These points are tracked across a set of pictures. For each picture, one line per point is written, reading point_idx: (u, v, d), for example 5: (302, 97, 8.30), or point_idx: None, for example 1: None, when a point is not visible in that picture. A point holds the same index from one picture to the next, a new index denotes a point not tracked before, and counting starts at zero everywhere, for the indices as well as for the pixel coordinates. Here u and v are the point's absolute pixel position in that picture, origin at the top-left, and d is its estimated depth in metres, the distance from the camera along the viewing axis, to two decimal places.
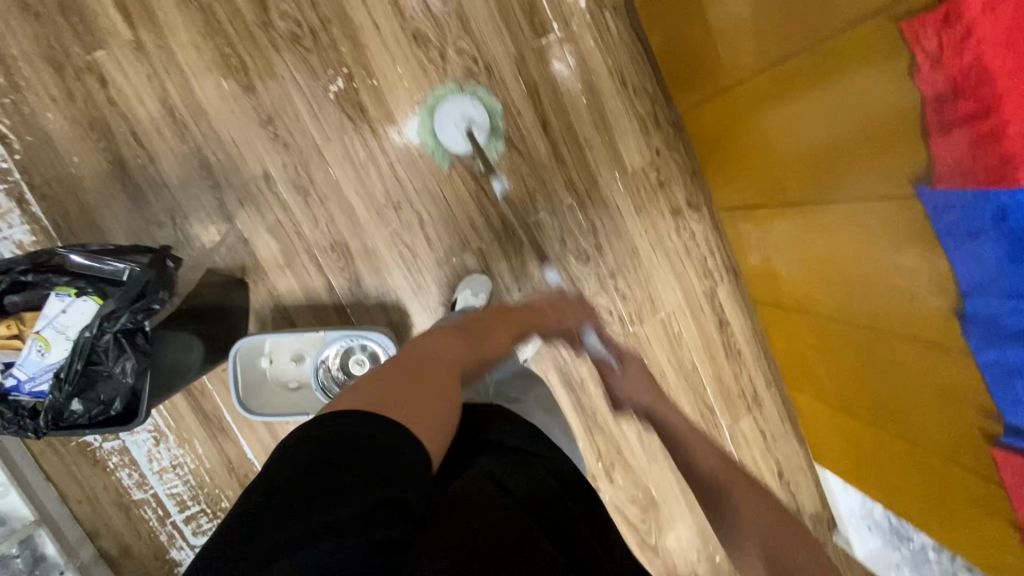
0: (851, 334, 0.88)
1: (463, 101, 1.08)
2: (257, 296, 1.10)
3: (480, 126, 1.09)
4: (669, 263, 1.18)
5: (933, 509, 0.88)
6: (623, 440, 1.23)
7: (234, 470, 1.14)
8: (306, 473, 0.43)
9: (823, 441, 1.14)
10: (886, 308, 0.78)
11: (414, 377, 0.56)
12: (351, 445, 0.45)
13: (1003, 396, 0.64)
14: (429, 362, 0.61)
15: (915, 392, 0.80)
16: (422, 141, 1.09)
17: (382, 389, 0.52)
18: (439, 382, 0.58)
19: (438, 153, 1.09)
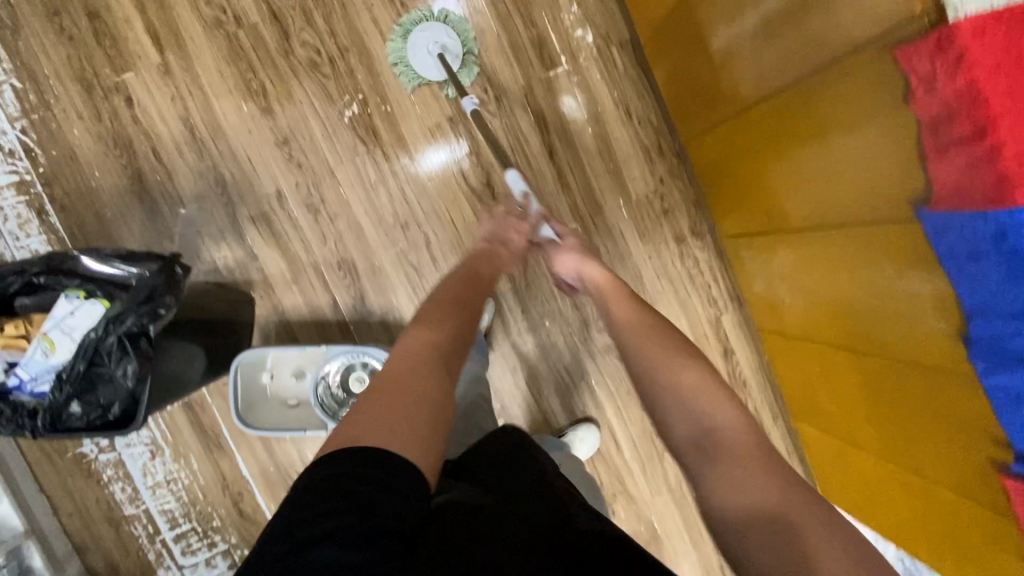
0: (854, 359, 0.87)
1: (437, 27, 1.07)
2: (262, 311, 1.11)
3: (455, 54, 1.08)
4: (673, 289, 1.19)
5: (950, 549, 0.84)
6: (626, 470, 1.20)
7: (228, 487, 1.13)
8: (303, 520, 0.44)
9: (829, 474, 1.11)
10: (890, 332, 0.77)
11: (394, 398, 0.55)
12: (343, 487, 0.45)
13: (1013, 424, 0.62)
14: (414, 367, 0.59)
15: (921, 420, 0.78)
16: (396, 63, 1.08)
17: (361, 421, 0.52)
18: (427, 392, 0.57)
19: (410, 77, 1.09)
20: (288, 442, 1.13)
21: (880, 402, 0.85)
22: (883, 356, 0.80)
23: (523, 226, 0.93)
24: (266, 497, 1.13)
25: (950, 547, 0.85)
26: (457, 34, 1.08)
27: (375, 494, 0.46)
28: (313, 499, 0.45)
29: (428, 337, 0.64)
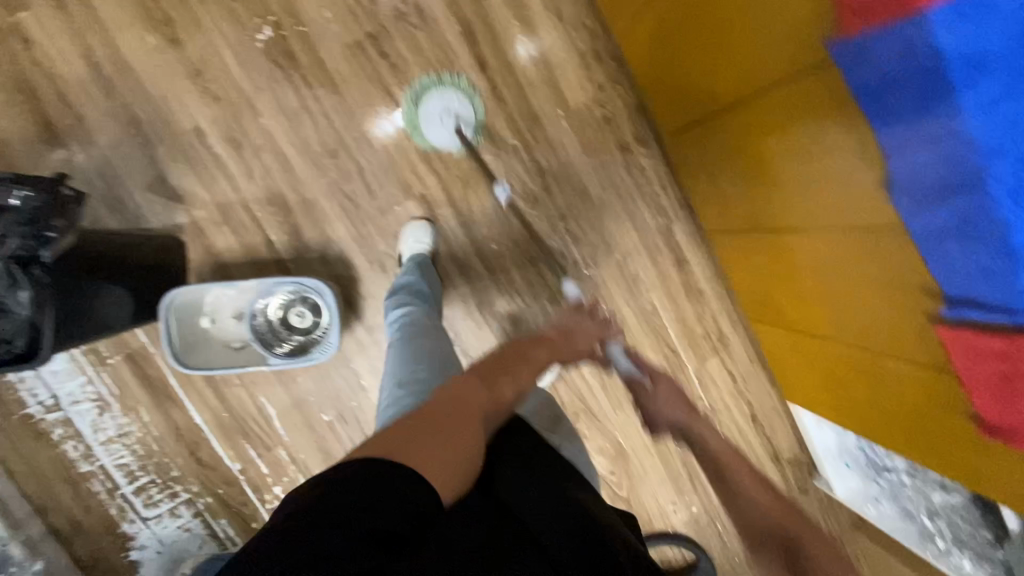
0: (797, 240, 0.84)
1: (450, 94, 1.07)
2: (195, 254, 1.07)
3: (467, 122, 1.08)
4: (621, 202, 1.15)
5: (902, 419, 0.84)
6: (586, 389, 1.20)
7: (182, 437, 1.12)
8: (323, 506, 0.49)
9: (791, 376, 1.10)
10: (825, 200, 0.74)
11: (435, 432, 0.59)
12: (366, 490, 0.50)
13: (937, 264, 0.60)
14: (455, 413, 0.63)
15: (861, 292, 0.76)
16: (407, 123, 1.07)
17: (399, 437, 0.57)
18: (459, 433, 0.61)
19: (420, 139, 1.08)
20: (238, 387, 1.11)
21: (824, 281, 0.83)
22: (822, 229, 0.78)
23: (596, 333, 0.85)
24: (223, 444, 1.13)
25: (900, 418, 0.84)
26: (469, 104, 1.08)
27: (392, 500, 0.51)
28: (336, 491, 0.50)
29: (480, 392, 0.68)
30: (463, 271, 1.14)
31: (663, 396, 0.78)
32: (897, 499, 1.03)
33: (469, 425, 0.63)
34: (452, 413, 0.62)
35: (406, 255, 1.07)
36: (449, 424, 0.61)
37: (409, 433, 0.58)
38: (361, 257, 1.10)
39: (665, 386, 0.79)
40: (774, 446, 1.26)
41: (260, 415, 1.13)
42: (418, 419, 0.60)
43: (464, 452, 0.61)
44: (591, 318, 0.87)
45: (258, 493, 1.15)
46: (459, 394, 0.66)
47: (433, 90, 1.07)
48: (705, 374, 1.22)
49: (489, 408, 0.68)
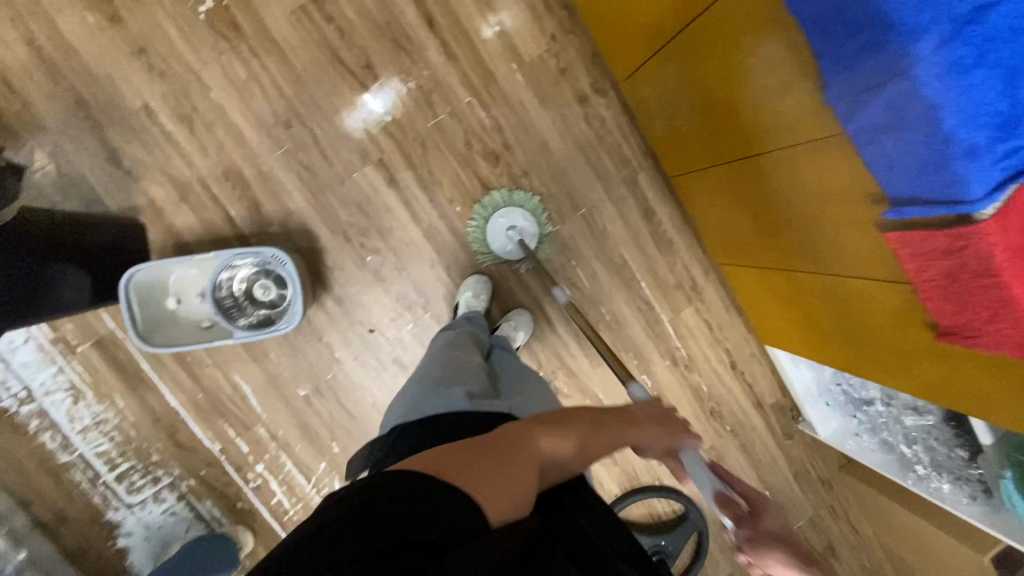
0: (754, 168, 0.83)
1: (512, 212, 1.12)
2: (157, 235, 1.06)
3: (530, 235, 1.12)
4: (583, 154, 1.14)
5: (865, 343, 0.83)
6: (563, 347, 1.19)
7: (159, 421, 1.11)
8: (352, 517, 0.42)
9: (766, 318, 1.09)
10: (773, 119, 0.73)
11: (486, 467, 0.49)
12: (401, 500, 0.44)
13: (877, 163, 0.59)
14: (506, 454, 0.51)
15: (815, 211, 0.75)
16: (473, 241, 1.12)
17: (440, 457, 0.50)
18: (505, 477, 0.49)
19: (487, 256, 1.13)
20: (211, 368, 1.11)
21: (782, 207, 0.81)
22: (774, 151, 0.76)
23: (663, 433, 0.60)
24: (201, 426, 1.12)
25: (863, 344, 0.83)
26: (530, 216, 1.12)
27: (432, 509, 0.44)
28: (366, 502, 0.43)
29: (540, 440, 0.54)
30: (428, 235, 1.12)
31: (764, 544, 0.51)
32: (878, 433, 1.03)
33: (528, 469, 0.52)
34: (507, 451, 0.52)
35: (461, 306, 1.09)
36: (503, 460, 0.51)
37: (450, 451, 0.51)
38: (324, 227, 1.09)
39: (768, 525, 0.53)
40: (756, 393, 1.24)
41: (235, 393, 1.12)
42: (464, 449, 0.51)
43: (517, 490, 0.50)
44: (671, 421, 0.62)
45: (241, 473, 1.14)
46: (521, 430, 0.55)
47: (500, 207, 1.12)
48: (682, 324, 1.21)
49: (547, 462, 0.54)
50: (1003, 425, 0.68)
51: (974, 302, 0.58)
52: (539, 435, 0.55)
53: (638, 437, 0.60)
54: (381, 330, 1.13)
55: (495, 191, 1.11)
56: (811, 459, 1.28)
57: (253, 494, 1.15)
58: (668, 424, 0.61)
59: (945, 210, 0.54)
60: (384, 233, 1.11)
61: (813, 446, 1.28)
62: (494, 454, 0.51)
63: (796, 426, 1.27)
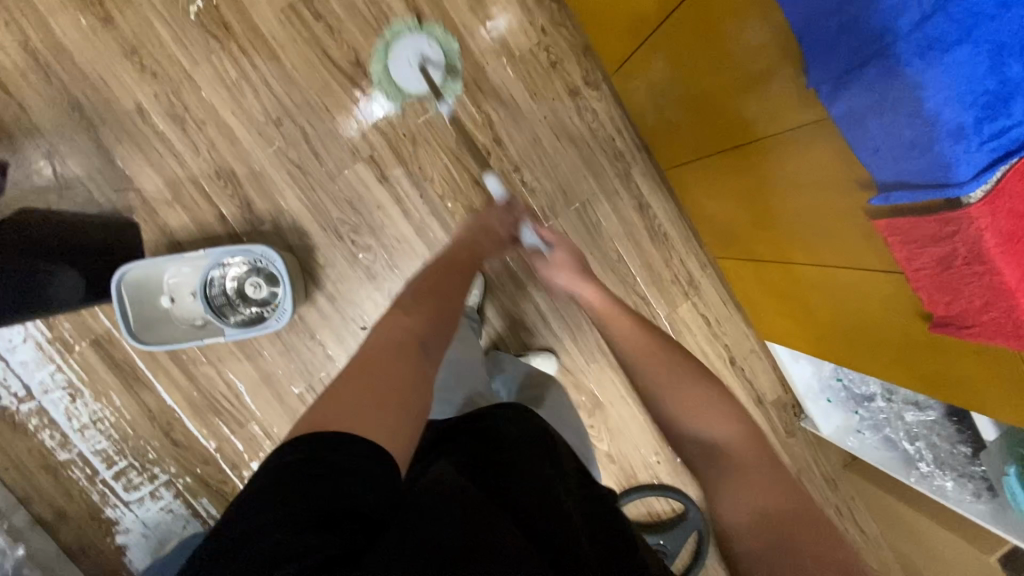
0: (738, 154, 0.82)
1: (417, 38, 1.06)
2: (150, 235, 1.07)
3: (436, 64, 1.07)
4: (575, 148, 1.13)
5: (859, 335, 0.80)
6: (558, 343, 1.18)
7: (155, 419, 1.11)
8: (279, 492, 0.42)
9: (763, 312, 1.06)
10: (754, 103, 0.72)
11: (367, 380, 0.56)
12: (330, 471, 0.45)
13: (861, 147, 0.57)
14: (382, 360, 0.60)
15: (802, 196, 0.73)
16: (377, 80, 1.07)
17: (342, 407, 0.52)
18: (386, 377, 0.57)
19: (393, 92, 1.08)
20: (206, 366, 1.11)
21: (767, 193, 0.80)
22: (757, 135, 0.75)
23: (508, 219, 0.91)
24: (197, 423, 1.12)
25: (857, 335, 0.81)
26: (441, 47, 1.07)
27: (361, 478, 0.45)
28: (294, 475, 0.44)
29: (403, 324, 0.67)
30: (420, 232, 1.11)
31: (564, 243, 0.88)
32: (881, 429, 0.99)
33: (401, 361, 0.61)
34: (379, 362, 0.59)
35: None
36: (379, 373, 0.58)
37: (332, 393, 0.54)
38: (315, 225, 1.09)
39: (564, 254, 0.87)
40: (757, 390, 1.22)
41: (229, 392, 1.12)
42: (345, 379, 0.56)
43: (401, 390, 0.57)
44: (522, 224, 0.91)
45: (236, 470, 1.14)
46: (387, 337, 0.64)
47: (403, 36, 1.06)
48: (679, 319, 1.19)
49: (419, 344, 0.65)
50: (1001, 418, 0.66)
51: (967, 292, 0.55)
52: (396, 319, 0.68)
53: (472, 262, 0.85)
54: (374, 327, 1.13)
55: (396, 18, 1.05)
56: (815, 457, 1.25)
57: None
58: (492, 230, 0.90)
59: (934, 194, 0.52)
60: (375, 230, 1.10)
61: (816, 443, 1.25)
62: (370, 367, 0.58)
63: (798, 424, 1.24)
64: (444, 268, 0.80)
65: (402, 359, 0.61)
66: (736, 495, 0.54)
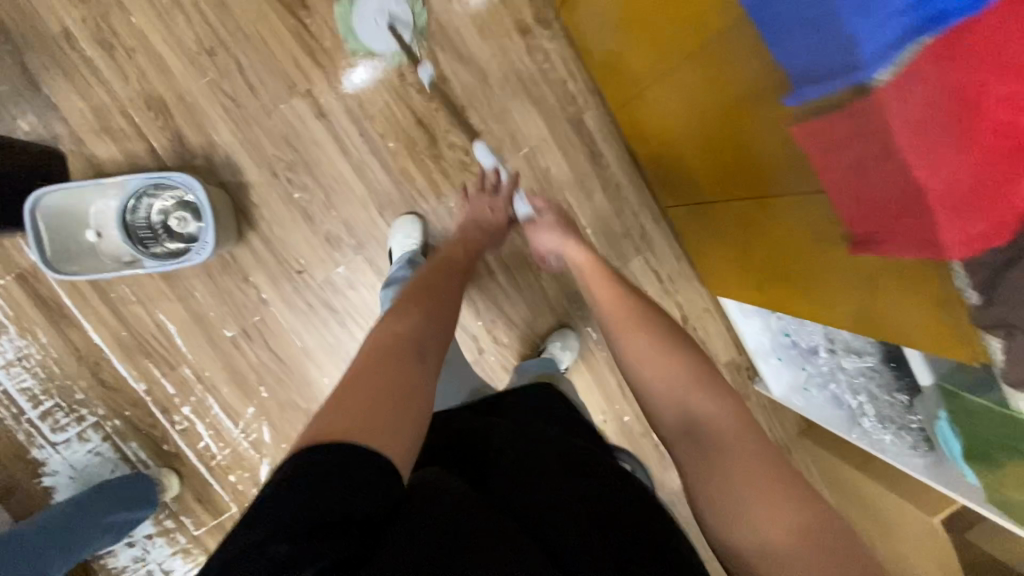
0: (693, 87, 0.74)
1: None
2: (77, 165, 1.03)
3: (404, 24, 1.02)
4: (525, 90, 1.08)
5: (792, 275, 0.76)
6: (501, 295, 1.15)
7: (82, 358, 1.08)
8: (282, 501, 0.40)
9: (712, 265, 1.02)
10: (680, 16, 0.69)
11: (368, 383, 0.52)
12: (342, 481, 0.42)
13: (774, 35, 0.54)
14: (376, 361, 0.55)
15: (751, 127, 0.66)
16: (341, 28, 1.02)
17: (348, 411, 0.48)
18: (385, 379, 0.53)
19: (356, 45, 1.03)
20: (135, 305, 1.08)
21: (716, 128, 0.74)
22: (713, 61, 0.67)
23: (495, 203, 0.95)
24: (126, 364, 1.09)
25: (789, 275, 0.77)
26: (409, 5, 1.02)
27: (370, 488, 0.43)
28: (309, 487, 0.41)
29: (393, 326, 0.61)
30: (359, 172, 1.07)
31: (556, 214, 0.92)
32: (827, 386, 0.95)
33: (402, 362, 0.56)
34: (377, 363, 0.55)
35: (397, 252, 1.03)
36: (377, 373, 0.53)
37: (339, 395, 0.50)
38: (249, 162, 1.05)
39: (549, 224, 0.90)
40: (709, 351, 1.17)
41: (159, 333, 1.09)
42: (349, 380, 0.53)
43: (406, 388, 0.53)
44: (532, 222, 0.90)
45: (167, 414, 1.11)
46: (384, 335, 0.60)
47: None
48: (630, 275, 1.14)
49: (419, 342, 0.60)
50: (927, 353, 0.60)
51: (886, 202, 0.51)
52: (386, 325, 0.62)
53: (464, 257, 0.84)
54: (311, 271, 1.09)
55: None
56: (768, 422, 1.21)
57: (179, 437, 1.12)
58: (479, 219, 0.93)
59: (842, 80, 0.49)
60: (312, 168, 1.06)
61: (770, 408, 1.20)
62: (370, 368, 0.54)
63: (752, 387, 1.19)
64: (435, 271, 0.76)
65: (402, 362, 0.56)
66: (742, 481, 0.51)
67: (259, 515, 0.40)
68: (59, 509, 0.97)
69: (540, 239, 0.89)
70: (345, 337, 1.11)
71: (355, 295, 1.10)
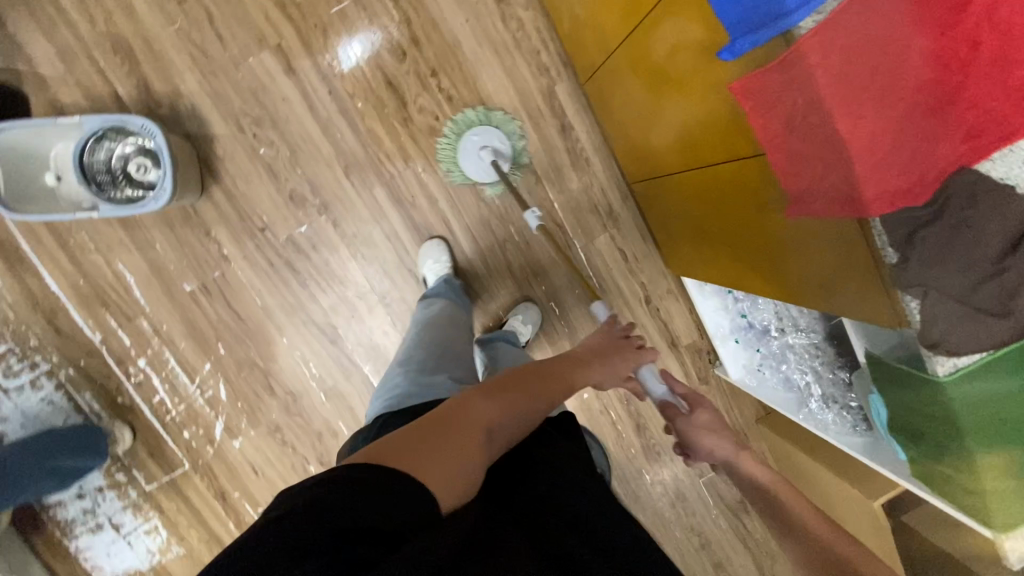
0: (661, 34, 0.69)
1: (489, 132, 1.07)
2: (39, 106, 1.02)
3: (506, 159, 1.07)
4: (497, 58, 1.07)
5: (741, 249, 0.76)
6: (468, 266, 1.12)
7: (38, 304, 1.07)
8: (316, 501, 0.39)
9: (673, 244, 1.02)
10: None
11: (446, 442, 0.48)
12: (368, 491, 0.40)
13: None
14: (456, 427, 0.49)
15: (710, 74, 0.61)
16: (446, 164, 1.08)
17: (411, 447, 0.46)
18: (461, 448, 0.48)
19: (460, 177, 1.08)
20: (94, 253, 1.07)
21: (671, 96, 0.73)
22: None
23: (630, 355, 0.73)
24: (82, 313, 1.08)
25: (739, 250, 0.77)
26: (510, 142, 1.07)
27: (405, 501, 0.41)
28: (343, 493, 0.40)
29: (486, 411, 0.52)
30: (326, 132, 1.06)
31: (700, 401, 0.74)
32: (779, 367, 0.96)
33: (477, 437, 0.50)
34: (456, 427, 0.49)
35: (427, 277, 1.07)
36: (453, 434, 0.48)
37: (415, 435, 0.47)
38: (216, 114, 1.05)
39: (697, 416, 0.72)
40: (671, 332, 1.18)
41: (117, 283, 1.08)
42: (423, 428, 0.49)
43: (472, 466, 0.48)
44: (622, 351, 0.72)
45: (122, 366, 1.10)
46: (473, 398, 0.53)
47: (473, 126, 1.07)
48: (595, 252, 1.14)
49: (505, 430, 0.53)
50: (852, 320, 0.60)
51: (811, 157, 0.52)
52: (475, 401, 0.53)
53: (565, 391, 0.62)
54: (274, 230, 1.08)
55: (467, 109, 1.06)
56: (727, 407, 1.21)
57: (134, 390, 1.11)
58: (607, 355, 0.71)
59: (767, 29, 0.49)
60: (279, 125, 1.05)
61: (730, 393, 1.20)
62: (454, 427, 0.49)
63: (713, 371, 1.20)
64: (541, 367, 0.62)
65: (472, 435, 0.50)
66: None
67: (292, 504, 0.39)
68: (15, 455, 0.97)
69: (695, 441, 0.72)
70: (306, 298, 1.10)
71: (318, 256, 1.09)
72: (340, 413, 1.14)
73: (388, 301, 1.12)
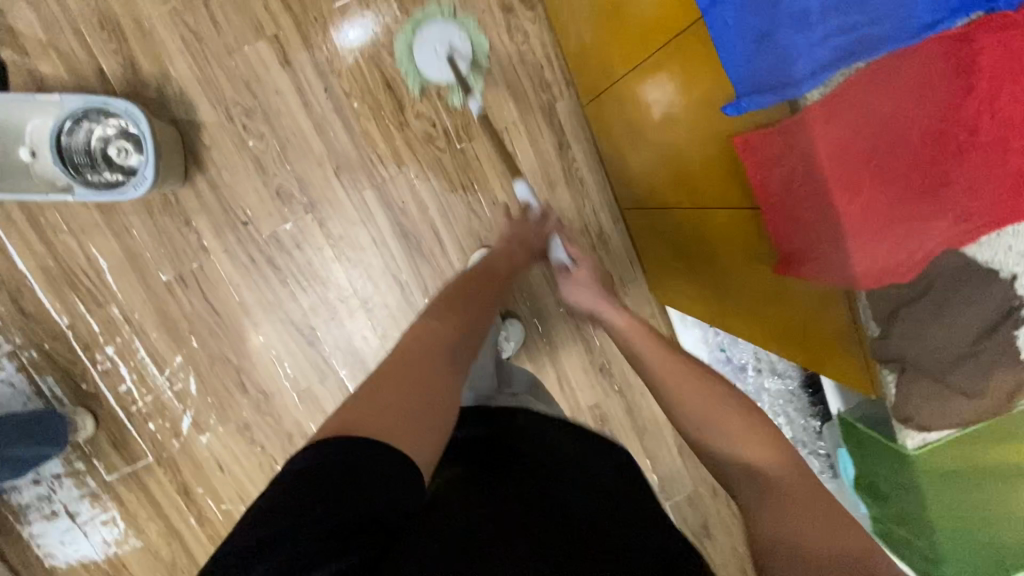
0: (667, 82, 0.69)
1: (448, 27, 1.03)
2: (17, 76, 0.97)
3: (464, 57, 1.03)
4: (501, 70, 1.06)
5: (723, 294, 0.78)
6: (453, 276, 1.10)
7: (3, 282, 1.03)
8: (292, 504, 0.39)
9: (658, 274, 1.03)
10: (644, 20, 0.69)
11: (400, 384, 0.51)
12: (342, 480, 0.41)
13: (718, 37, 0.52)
14: (410, 362, 0.54)
15: (713, 131, 0.62)
16: (400, 58, 1.03)
17: (371, 409, 0.48)
18: (417, 379, 0.52)
19: (413, 74, 1.04)
20: (66, 234, 1.03)
21: (668, 140, 0.74)
22: (695, 51, 0.62)
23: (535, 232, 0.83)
24: (50, 295, 1.04)
25: (722, 295, 0.78)
26: (471, 43, 1.04)
27: (377, 481, 0.43)
28: (327, 475, 0.41)
29: (434, 328, 0.59)
30: (319, 129, 1.04)
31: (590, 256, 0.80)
32: None
33: (432, 368, 0.54)
34: (408, 366, 0.54)
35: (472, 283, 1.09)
36: (409, 375, 0.53)
37: (375, 387, 0.51)
38: (205, 102, 1.01)
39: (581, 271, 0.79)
40: None
41: (89, 267, 1.04)
42: (379, 381, 0.52)
43: (431, 394, 0.51)
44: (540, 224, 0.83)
45: (88, 352, 1.07)
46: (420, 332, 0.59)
47: (434, 20, 1.03)
48: None
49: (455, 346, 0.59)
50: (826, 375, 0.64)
51: (806, 218, 0.52)
52: (427, 324, 0.60)
53: (507, 279, 0.75)
54: (257, 225, 1.05)
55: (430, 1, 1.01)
56: None
57: (99, 377, 1.08)
58: (524, 235, 0.82)
59: (772, 95, 0.50)
60: (270, 118, 1.03)
61: None
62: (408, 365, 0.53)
63: None
64: (482, 270, 0.73)
65: (431, 369, 0.54)
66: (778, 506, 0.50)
67: (269, 507, 0.40)
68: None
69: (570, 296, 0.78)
70: (285, 297, 1.08)
71: (301, 254, 1.07)
72: (312, 415, 1.12)
73: (370, 306, 1.10)
